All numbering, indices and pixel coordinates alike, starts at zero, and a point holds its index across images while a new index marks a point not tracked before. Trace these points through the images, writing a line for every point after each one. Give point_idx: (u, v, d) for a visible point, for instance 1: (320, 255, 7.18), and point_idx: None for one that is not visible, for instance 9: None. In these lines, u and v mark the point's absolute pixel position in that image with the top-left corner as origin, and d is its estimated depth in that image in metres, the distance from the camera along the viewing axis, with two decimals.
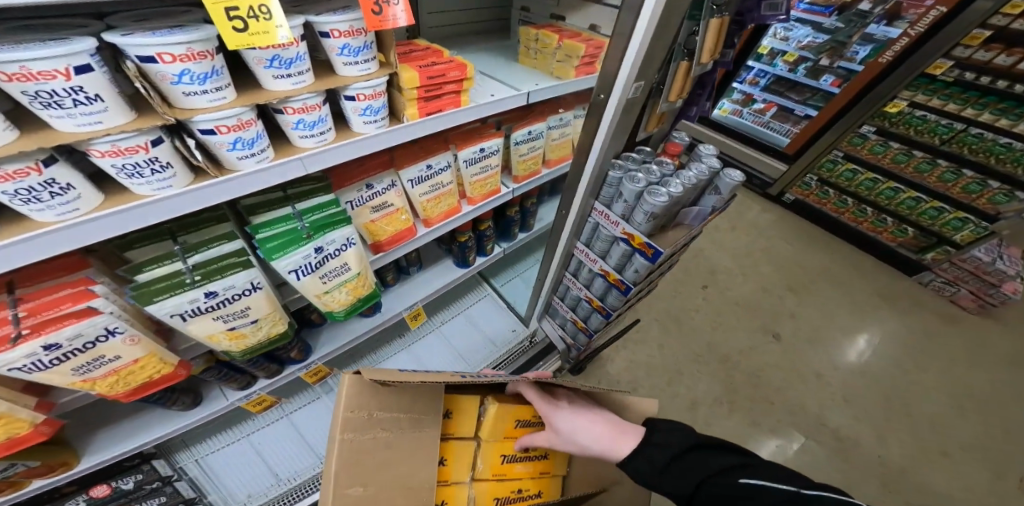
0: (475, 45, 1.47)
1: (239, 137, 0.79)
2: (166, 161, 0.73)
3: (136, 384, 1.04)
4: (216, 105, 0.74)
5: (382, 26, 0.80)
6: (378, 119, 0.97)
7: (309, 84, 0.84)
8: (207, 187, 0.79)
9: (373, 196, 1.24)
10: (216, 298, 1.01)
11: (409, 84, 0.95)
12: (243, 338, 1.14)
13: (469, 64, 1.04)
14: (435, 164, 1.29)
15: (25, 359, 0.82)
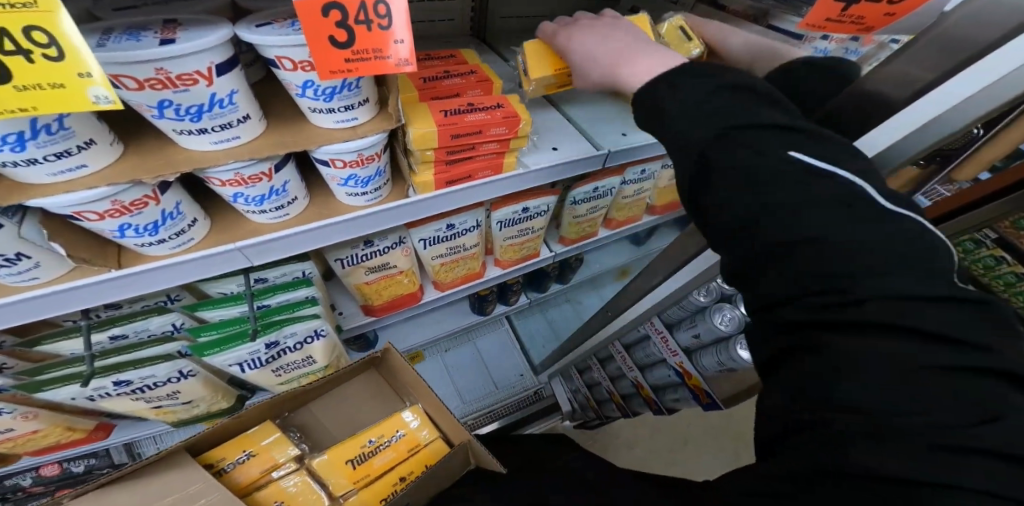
0: None
1: (129, 224, 0.51)
2: (18, 253, 0.50)
3: (38, 446, 0.94)
4: (64, 180, 0.43)
5: (375, 74, 0.36)
6: (368, 191, 0.61)
7: (260, 136, 0.48)
8: (89, 285, 0.56)
9: (373, 255, 0.94)
10: (128, 386, 0.79)
11: (421, 145, 0.56)
12: (172, 411, 0.94)
13: (520, 116, 0.59)
14: (458, 224, 0.95)
15: None
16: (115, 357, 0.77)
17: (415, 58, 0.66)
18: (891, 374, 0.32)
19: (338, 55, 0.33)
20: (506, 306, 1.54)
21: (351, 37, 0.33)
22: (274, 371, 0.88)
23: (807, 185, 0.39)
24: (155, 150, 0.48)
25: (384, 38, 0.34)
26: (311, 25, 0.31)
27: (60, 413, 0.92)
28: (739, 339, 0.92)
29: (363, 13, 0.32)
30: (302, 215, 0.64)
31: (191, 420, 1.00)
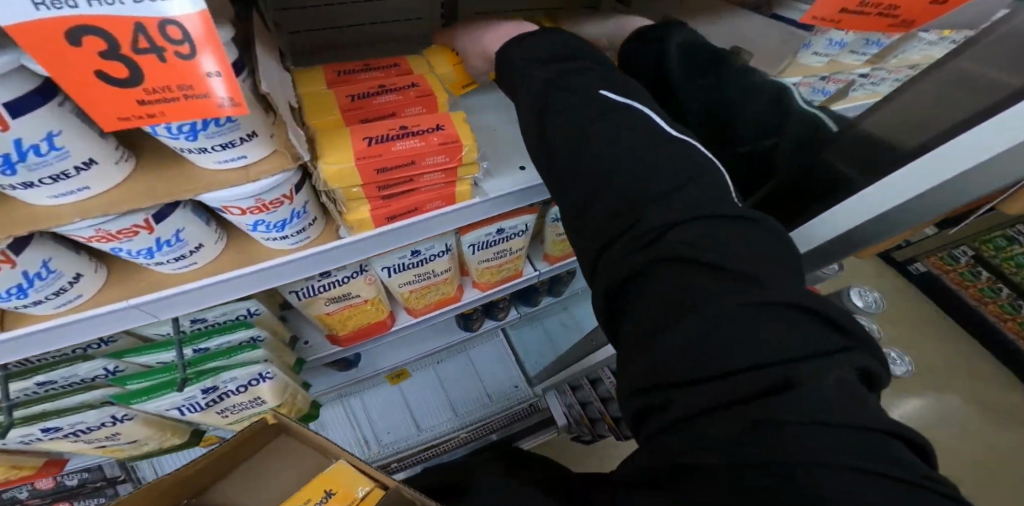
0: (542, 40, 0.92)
1: None
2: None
3: None
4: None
5: (187, 115, 0.27)
6: (285, 235, 0.51)
7: (122, 182, 0.39)
8: None
9: (331, 286, 0.84)
10: (57, 433, 0.71)
11: (336, 183, 0.45)
12: (120, 450, 0.87)
13: (462, 141, 0.48)
14: (424, 249, 0.85)
15: None
16: (36, 406, 0.69)
17: (349, 71, 0.53)
18: (701, 315, 0.35)
19: (131, 93, 0.25)
20: (494, 322, 1.44)
21: (136, 69, 0.24)
22: (218, 413, 0.80)
23: (618, 123, 0.46)
24: None
25: (190, 71, 0.24)
26: (60, 56, 0.22)
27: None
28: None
29: (142, 39, 0.22)
30: (216, 261, 0.54)
31: (146, 457, 0.92)
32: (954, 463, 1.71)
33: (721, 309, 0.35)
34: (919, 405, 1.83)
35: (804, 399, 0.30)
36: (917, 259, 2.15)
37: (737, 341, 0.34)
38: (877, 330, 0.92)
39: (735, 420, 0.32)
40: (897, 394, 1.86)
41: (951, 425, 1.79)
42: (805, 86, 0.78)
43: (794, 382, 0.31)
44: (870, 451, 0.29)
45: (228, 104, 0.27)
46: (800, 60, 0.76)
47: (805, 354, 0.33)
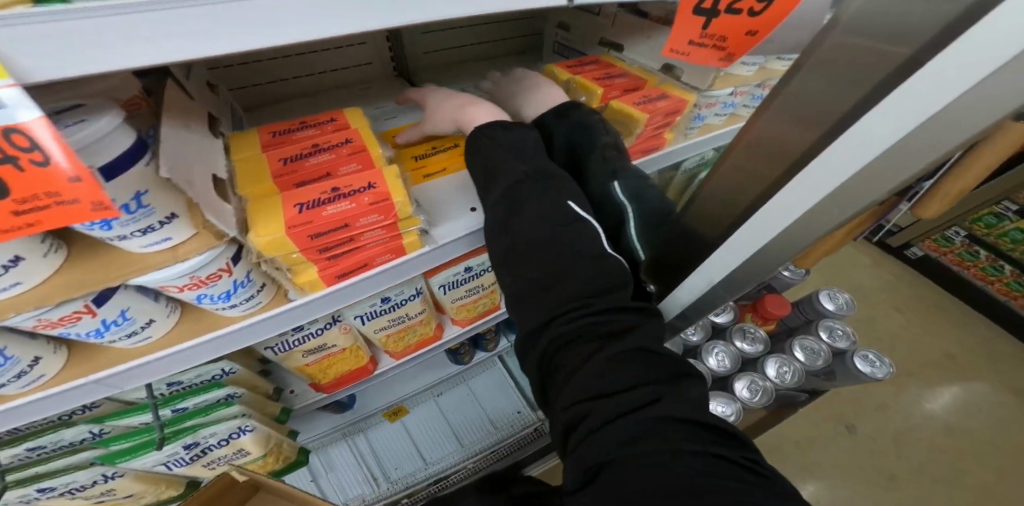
0: (491, 74, 0.93)
1: None
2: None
3: None
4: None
5: (63, 220, 0.28)
6: (234, 303, 0.52)
7: (57, 270, 0.40)
8: None
9: (306, 339, 0.85)
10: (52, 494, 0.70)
11: (272, 251, 0.46)
12: None
13: (393, 199, 0.50)
14: (394, 295, 0.85)
15: None
16: (25, 472, 0.68)
17: (283, 131, 0.53)
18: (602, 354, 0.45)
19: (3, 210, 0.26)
20: (485, 351, 1.43)
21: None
22: (206, 465, 0.81)
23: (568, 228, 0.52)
24: None
25: (52, 176, 0.26)
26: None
27: None
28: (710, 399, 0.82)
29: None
30: (175, 329, 0.55)
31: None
32: (993, 455, 1.63)
33: (614, 353, 0.45)
34: (938, 394, 1.75)
35: (671, 406, 0.42)
36: (914, 243, 2.07)
37: (629, 372, 0.44)
38: (850, 332, 0.92)
39: (621, 425, 0.41)
40: (917, 384, 1.77)
41: (972, 411, 1.71)
42: (739, 94, 0.79)
43: (661, 394, 0.42)
44: (718, 440, 0.41)
45: (103, 206, 0.28)
46: (728, 71, 0.75)
47: (667, 377, 0.44)
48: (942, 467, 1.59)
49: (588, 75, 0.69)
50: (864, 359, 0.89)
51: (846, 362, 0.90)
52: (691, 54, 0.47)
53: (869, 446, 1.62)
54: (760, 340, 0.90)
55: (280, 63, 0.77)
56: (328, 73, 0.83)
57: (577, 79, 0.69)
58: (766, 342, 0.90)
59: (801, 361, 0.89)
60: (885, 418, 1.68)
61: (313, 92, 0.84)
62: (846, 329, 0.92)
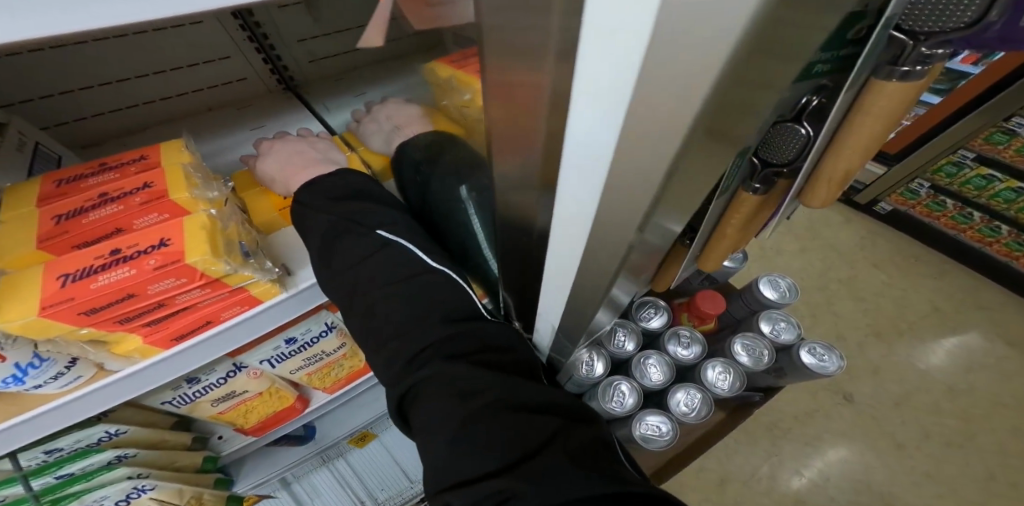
0: (389, 75, 0.81)
1: None
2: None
3: None
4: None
5: None
6: (38, 382, 0.44)
7: None
8: None
9: (209, 389, 0.76)
10: None
11: (42, 331, 0.39)
12: None
13: (187, 256, 0.41)
14: (299, 335, 0.76)
15: None
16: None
17: (74, 178, 0.45)
18: (468, 412, 0.41)
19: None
20: None
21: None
22: None
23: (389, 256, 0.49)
24: None
25: None
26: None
27: None
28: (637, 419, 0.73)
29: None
30: None
31: None
32: (1010, 416, 1.49)
33: (482, 406, 0.41)
34: (947, 355, 1.61)
35: (546, 470, 0.37)
36: (881, 198, 1.88)
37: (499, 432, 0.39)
38: (796, 323, 0.82)
39: (487, 492, 0.37)
40: (926, 347, 1.63)
41: (986, 370, 1.57)
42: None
43: (535, 457, 0.38)
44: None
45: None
46: None
47: (541, 434, 0.40)
48: (952, 432, 1.47)
49: (469, 67, 0.58)
50: (816, 353, 0.78)
51: (793, 358, 0.79)
52: None
53: (869, 416, 1.50)
54: (696, 339, 0.81)
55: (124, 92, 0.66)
56: (193, 95, 0.72)
57: (460, 75, 0.58)
58: (704, 344, 0.81)
59: (742, 365, 0.79)
60: (882, 382, 1.56)
61: (176, 118, 0.72)
62: (790, 320, 0.83)
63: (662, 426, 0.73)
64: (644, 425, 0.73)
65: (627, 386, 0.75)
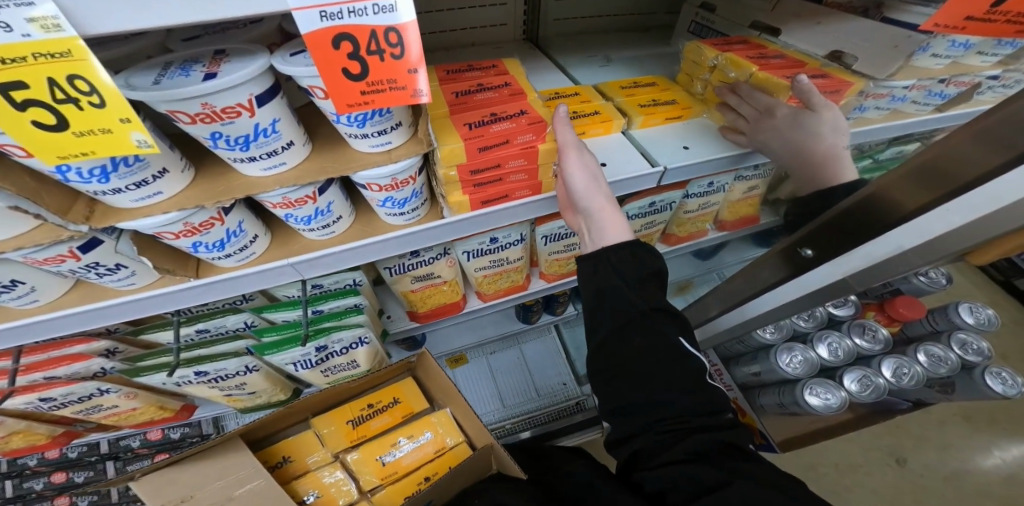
0: (623, 47, 0.95)
1: (200, 242, 0.53)
2: (14, 280, 0.52)
3: (139, 420, 0.97)
4: (146, 204, 0.46)
5: (381, 94, 0.36)
6: (405, 211, 0.61)
7: (307, 159, 0.51)
8: (173, 291, 0.59)
9: (419, 265, 0.95)
10: (205, 376, 0.81)
11: (448, 161, 0.55)
12: (240, 400, 0.96)
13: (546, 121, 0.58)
14: (502, 237, 0.92)
15: (25, 403, 0.79)
16: (196, 350, 0.80)
17: (455, 71, 0.66)
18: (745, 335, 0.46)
19: (355, 87, 0.35)
20: (552, 316, 1.50)
21: (364, 66, 0.34)
22: (321, 372, 0.88)
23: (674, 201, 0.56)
24: (217, 176, 0.50)
25: (399, 67, 0.35)
26: (327, 58, 0.32)
27: (154, 393, 0.92)
28: (810, 384, 0.80)
29: (375, 43, 0.32)
30: (347, 232, 0.65)
31: (259, 409, 1.01)
32: None
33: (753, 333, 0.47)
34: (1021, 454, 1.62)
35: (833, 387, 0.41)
36: None
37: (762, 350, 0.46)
38: (987, 349, 0.92)
39: None
40: (999, 441, 1.65)
41: None
42: (916, 89, 0.74)
43: None
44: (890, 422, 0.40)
45: (420, 95, 0.37)
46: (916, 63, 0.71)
47: None
48: None
49: (739, 54, 0.70)
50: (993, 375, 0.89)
51: (975, 377, 0.91)
52: (964, 29, 0.45)
53: (921, 482, 1.56)
54: (880, 337, 0.87)
55: (437, 19, 0.85)
56: (475, 31, 0.90)
57: (728, 56, 0.70)
58: (888, 345, 0.87)
59: (922, 366, 0.92)
60: (943, 456, 1.61)
61: (458, 47, 0.90)
62: (982, 345, 0.92)
63: (834, 393, 0.78)
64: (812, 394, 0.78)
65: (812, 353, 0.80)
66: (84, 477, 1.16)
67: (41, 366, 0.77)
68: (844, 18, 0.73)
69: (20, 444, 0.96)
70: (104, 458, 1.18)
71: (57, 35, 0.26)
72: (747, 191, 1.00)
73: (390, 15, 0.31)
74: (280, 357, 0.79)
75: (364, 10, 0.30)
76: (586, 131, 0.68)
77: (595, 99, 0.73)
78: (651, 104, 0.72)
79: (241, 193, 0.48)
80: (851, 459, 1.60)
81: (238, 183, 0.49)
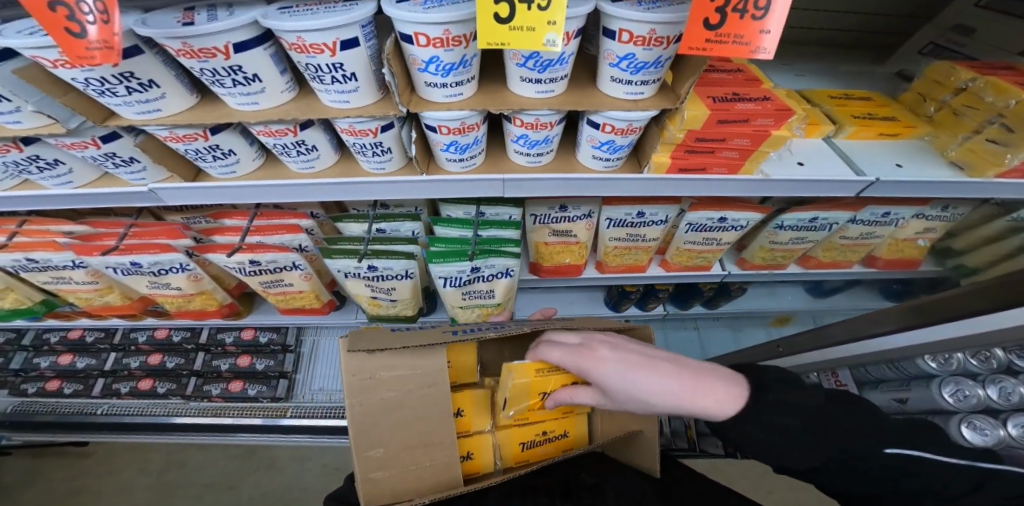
0: (816, 60, 0.95)
1: (456, 142, 0.63)
2: (312, 144, 0.65)
3: (294, 305, 1.09)
4: (450, 101, 0.56)
5: (722, 49, 0.42)
6: (611, 158, 0.69)
7: (567, 92, 0.60)
8: (408, 181, 0.70)
9: (563, 220, 1.03)
10: (375, 271, 0.92)
11: (687, 125, 0.61)
12: (379, 306, 1.05)
13: (792, 112, 0.62)
14: (649, 213, 0.98)
15: (234, 264, 0.92)
16: (377, 245, 0.90)
17: None
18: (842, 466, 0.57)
19: (703, 36, 0.41)
20: (641, 310, 1.52)
21: (722, 20, 0.40)
22: (462, 294, 0.97)
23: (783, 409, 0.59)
24: (495, 92, 0.59)
25: (752, 28, 0.40)
26: (698, 6, 0.39)
27: (319, 281, 1.04)
28: (966, 417, 0.68)
29: (744, 3, 0.38)
30: (550, 165, 0.73)
31: (389, 319, 1.11)
32: None
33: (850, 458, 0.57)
34: None
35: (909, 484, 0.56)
36: None
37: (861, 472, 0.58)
38: None
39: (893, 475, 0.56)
40: None
41: None
42: None
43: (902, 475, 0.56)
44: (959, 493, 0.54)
45: (762, 51, 0.42)
46: None
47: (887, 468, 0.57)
48: None
49: (1007, 79, 0.67)
50: None
51: None
52: None
53: None
54: None
55: None
56: None
57: (991, 80, 0.68)
58: None
59: None
60: None
61: None
62: None
63: (994, 431, 0.65)
64: (970, 426, 0.67)
65: (982, 390, 0.69)
66: (166, 387, 1.34)
67: (262, 230, 0.93)
68: None
69: (198, 305, 1.11)
70: (198, 350, 1.36)
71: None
72: (918, 232, 0.97)
73: None
74: (443, 268, 0.89)
75: None
76: (805, 129, 0.72)
77: (801, 100, 0.77)
78: (864, 116, 0.75)
79: (514, 105, 0.58)
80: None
81: (513, 101, 0.59)
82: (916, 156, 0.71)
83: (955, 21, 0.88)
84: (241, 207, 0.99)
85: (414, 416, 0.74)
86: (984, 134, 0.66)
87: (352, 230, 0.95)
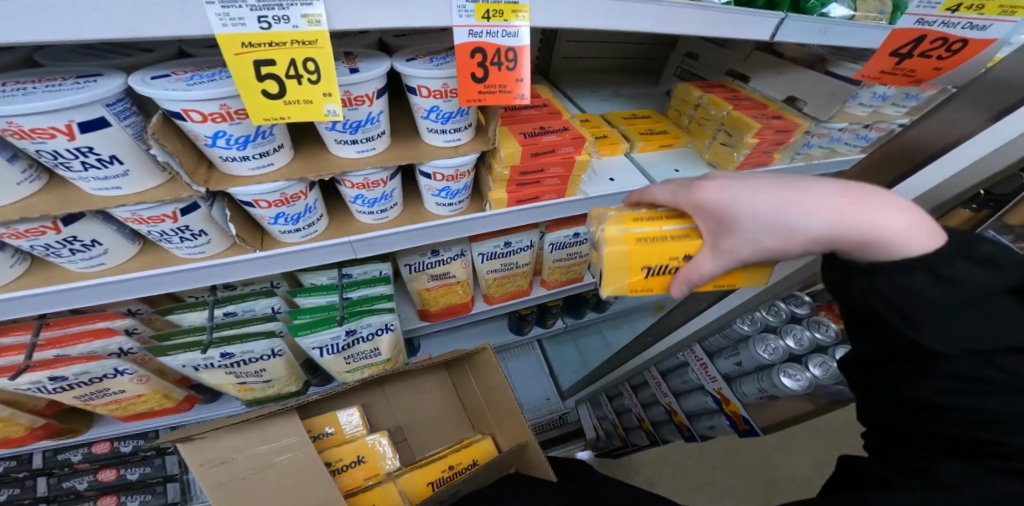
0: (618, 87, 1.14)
1: (283, 213, 0.61)
2: (94, 239, 0.57)
3: (137, 410, 0.93)
4: (260, 173, 0.55)
5: (488, 95, 0.51)
6: (454, 202, 0.73)
7: (388, 148, 0.62)
8: (238, 262, 0.65)
9: (437, 264, 1.04)
10: (231, 358, 0.82)
11: (506, 162, 0.68)
12: (252, 390, 0.94)
13: (585, 138, 0.72)
14: (515, 242, 1.04)
15: (29, 385, 0.74)
16: (227, 330, 0.81)
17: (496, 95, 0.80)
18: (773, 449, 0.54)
19: (475, 87, 0.49)
20: (543, 329, 1.58)
21: (484, 73, 0.49)
22: (345, 359, 0.92)
23: None
24: (311, 157, 0.59)
25: (510, 78, 0.50)
26: (462, 64, 0.47)
27: (164, 379, 0.90)
28: (782, 366, 0.84)
29: (498, 57, 0.47)
30: (398, 218, 0.74)
31: (269, 400, 1.00)
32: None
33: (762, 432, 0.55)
34: None
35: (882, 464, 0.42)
36: None
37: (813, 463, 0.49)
38: None
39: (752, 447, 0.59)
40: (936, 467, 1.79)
41: None
42: (848, 131, 0.94)
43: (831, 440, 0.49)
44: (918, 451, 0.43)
45: (522, 97, 0.51)
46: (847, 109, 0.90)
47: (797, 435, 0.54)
48: None
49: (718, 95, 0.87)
50: None
51: None
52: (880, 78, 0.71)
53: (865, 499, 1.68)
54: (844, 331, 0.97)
55: None
56: None
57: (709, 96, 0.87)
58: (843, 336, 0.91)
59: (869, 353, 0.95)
60: None
61: None
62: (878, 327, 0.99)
63: (802, 375, 0.83)
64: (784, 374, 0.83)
65: (782, 341, 0.87)
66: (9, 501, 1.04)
67: (58, 342, 0.75)
68: (793, 72, 0.93)
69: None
70: (36, 474, 1.06)
71: (315, 28, 0.37)
72: None
73: (509, 37, 0.45)
74: (314, 338, 0.83)
75: (497, 33, 0.45)
76: (604, 149, 0.84)
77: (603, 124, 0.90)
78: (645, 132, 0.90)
79: (328, 168, 0.58)
80: (804, 471, 1.73)
81: (328, 161, 0.59)
82: (685, 161, 0.88)
83: (687, 48, 1.10)
84: (22, 319, 0.78)
85: (284, 483, 0.73)
86: (718, 140, 0.85)
87: (190, 320, 0.85)
